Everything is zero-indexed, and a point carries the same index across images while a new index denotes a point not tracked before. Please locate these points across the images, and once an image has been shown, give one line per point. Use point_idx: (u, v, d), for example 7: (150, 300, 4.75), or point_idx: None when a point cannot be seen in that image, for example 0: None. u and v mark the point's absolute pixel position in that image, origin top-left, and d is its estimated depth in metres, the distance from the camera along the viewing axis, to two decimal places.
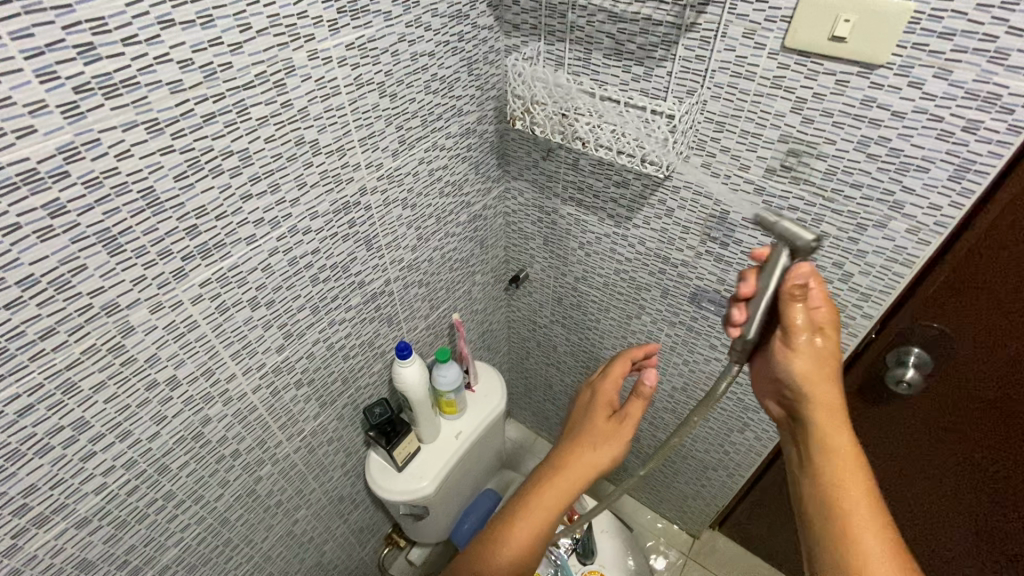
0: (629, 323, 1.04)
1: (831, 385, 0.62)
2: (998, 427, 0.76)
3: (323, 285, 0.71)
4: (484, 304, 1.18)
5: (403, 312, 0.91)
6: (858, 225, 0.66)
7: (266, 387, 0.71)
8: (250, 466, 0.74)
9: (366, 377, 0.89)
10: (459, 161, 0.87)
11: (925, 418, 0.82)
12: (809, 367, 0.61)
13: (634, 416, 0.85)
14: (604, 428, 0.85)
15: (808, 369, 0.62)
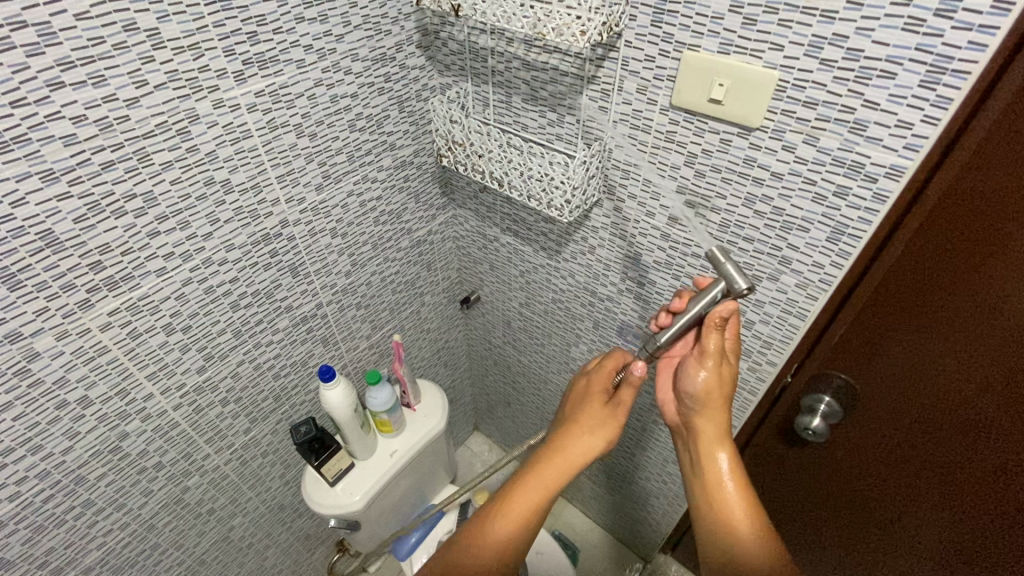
0: (569, 350, 1.05)
1: (722, 418, 0.69)
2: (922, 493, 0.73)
3: (245, 310, 0.76)
4: (436, 323, 1.20)
5: (340, 333, 0.94)
6: (753, 276, 0.67)
7: (189, 404, 0.75)
8: (176, 477, 0.79)
9: (301, 394, 0.93)
10: (396, 191, 0.90)
11: (846, 473, 0.80)
12: (714, 397, 0.68)
13: (626, 405, 0.72)
14: (591, 421, 0.74)
15: (712, 401, 0.68)
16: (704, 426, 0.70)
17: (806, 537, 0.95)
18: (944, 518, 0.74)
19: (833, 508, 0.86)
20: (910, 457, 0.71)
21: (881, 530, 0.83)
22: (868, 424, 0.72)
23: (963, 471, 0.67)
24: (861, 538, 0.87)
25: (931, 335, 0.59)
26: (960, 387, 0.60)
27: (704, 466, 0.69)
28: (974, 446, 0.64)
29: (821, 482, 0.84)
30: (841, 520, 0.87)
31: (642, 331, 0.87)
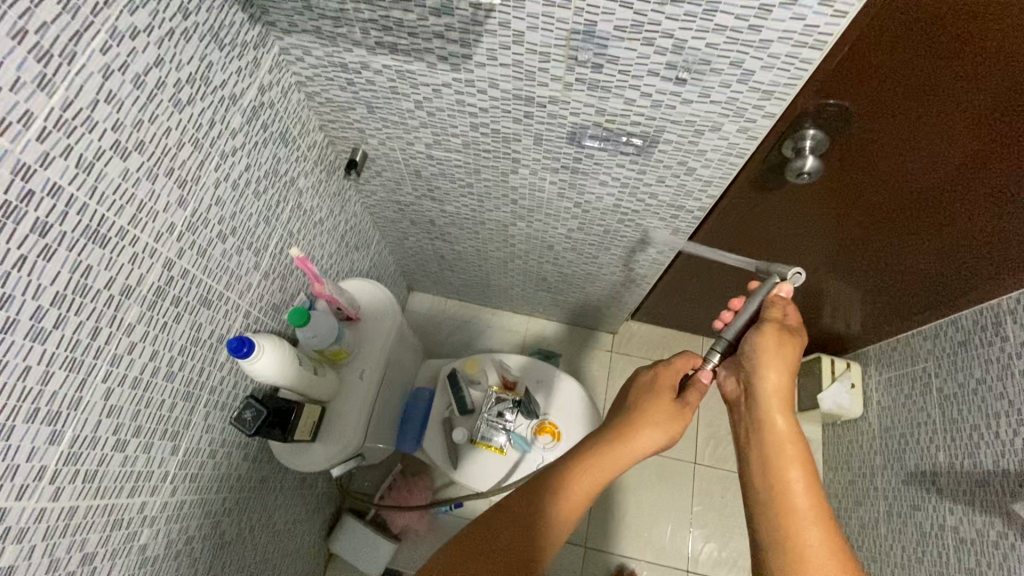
0: (506, 179, 0.86)
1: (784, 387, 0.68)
2: (897, 171, 0.75)
3: (60, 331, 0.46)
4: (326, 207, 0.93)
5: (218, 281, 0.67)
6: (761, 7, 0.49)
7: (73, 479, 0.51)
8: (122, 548, 0.59)
9: (215, 375, 0.69)
10: (181, 40, 0.53)
11: (837, 214, 0.87)
12: (773, 368, 0.67)
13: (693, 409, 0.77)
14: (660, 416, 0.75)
15: (773, 365, 0.67)
16: (768, 384, 0.68)
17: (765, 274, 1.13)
18: (928, 184, 0.76)
19: (796, 245, 0.98)
20: (871, 164, 0.74)
21: (874, 244, 0.94)
22: (863, 166, 0.74)
23: (941, 135, 0.66)
24: (838, 241, 0.95)
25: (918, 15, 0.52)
26: (942, 87, 0.59)
27: (766, 440, 0.67)
28: (952, 126, 0.65)
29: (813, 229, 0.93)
30: (832, 252, 0.99)
31: (601, 129, 0.70)
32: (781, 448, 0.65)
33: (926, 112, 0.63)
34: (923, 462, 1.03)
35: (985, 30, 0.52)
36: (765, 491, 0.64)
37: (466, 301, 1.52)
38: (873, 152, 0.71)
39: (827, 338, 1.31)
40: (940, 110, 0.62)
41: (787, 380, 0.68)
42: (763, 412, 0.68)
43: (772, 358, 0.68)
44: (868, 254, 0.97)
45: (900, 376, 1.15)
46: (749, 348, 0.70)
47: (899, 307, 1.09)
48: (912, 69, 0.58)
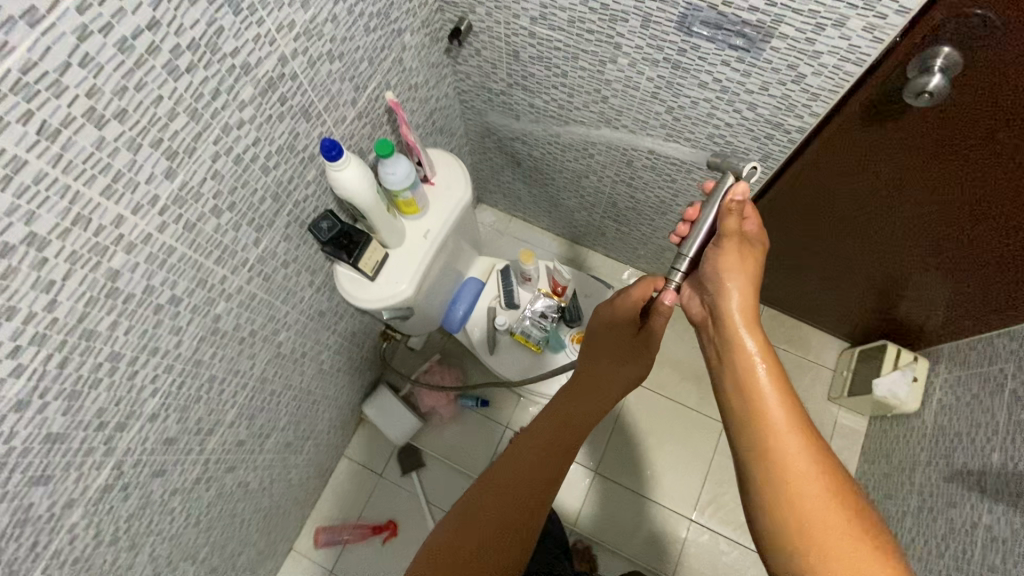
0: (602, 71, 0.86)
1: (749, 302, 0.66)
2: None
3: (190, 77, 0.52)
4: (424, 75, 0.96)
5: (320, 99, 0.72)
6: None
7: (176, 222, 0.58)
8: (201, 308, 0.67)
9: (302, 189, 0.75)
10: None
11: (992, 171, 0.75)
12: (738, 288, 0.66)
13: (660, 332, 0.80)
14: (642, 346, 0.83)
15: (738, 288, 0.66)
16: (731, 301, 0.66)
17: (848, 240, 1.07)
18: None
19: (890, 207, 0.92)
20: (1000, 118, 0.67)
21: (1009, 223, 0.82)
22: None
23: None
24: (935, 215, 0.89)
25: None
26: None
27: (734, 360, 0.64)
28: None
29: (947, 189, 0.82)
30: (960, 224, 0.88)
31: (715, 14, 0.67)
32: (750, 364, 0.62)
33: None
34: (973, 462, 0.97)
35: None
36: (737, 409, 0.62)
37: (531, 222, 1.54)
38: None
39: (901, 327, 1.23)
40: None
41: (748, 301, 0.66)
42: (728, 330, 0.66)
43: (736, 276, 0.66)
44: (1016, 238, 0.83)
45: (972, 375, 1.07)
46: (712, 272, 0.68)
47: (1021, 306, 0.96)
48: None
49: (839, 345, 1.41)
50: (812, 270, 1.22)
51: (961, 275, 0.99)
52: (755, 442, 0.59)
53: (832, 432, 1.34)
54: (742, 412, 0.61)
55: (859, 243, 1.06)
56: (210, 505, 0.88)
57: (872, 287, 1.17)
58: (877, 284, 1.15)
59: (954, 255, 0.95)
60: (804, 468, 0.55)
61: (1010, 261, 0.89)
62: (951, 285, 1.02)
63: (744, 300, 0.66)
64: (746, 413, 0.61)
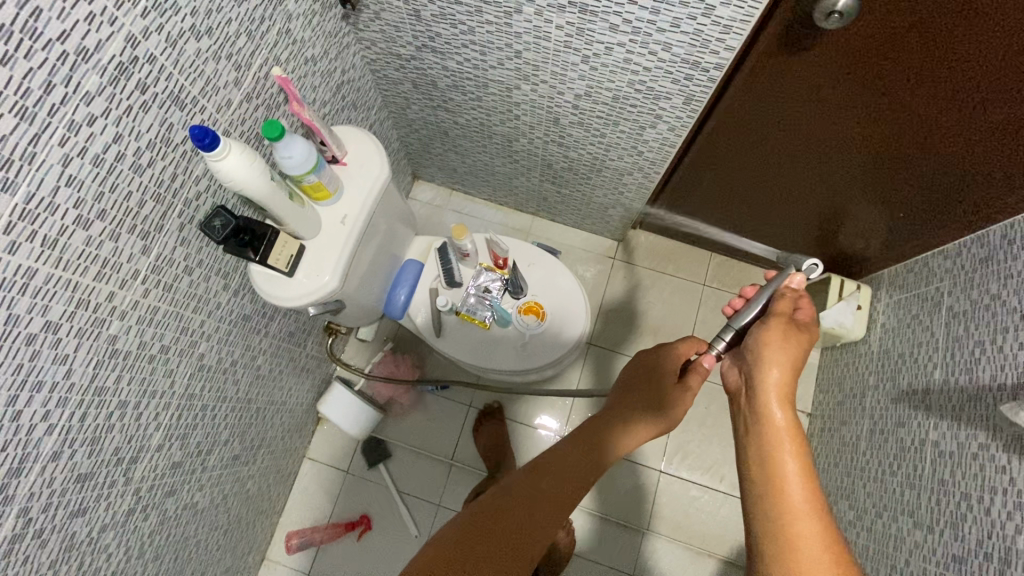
0: (510, 23, 0.80)
1: (788, 385, 0.65)
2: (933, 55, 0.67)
3: (9, 70, 0.45)
4: (321, 46, 0.88)
5: (192, 82, 0.64)
6: None
7: (31, 240, 0.51)
8: (89, 331, 0.61)
9: (191, 185, 0.68)
10: None
11: (918, 87, 0.73)
12: (775, 362, 0.64)
13: (693, 392, 0.85)
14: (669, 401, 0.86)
15: (779, 362, 0.65)
16: (769, 380, 0.65)
17: (783, 177, 1.06)
18: (963, 79, 0.69)
19: (818, 139, 0.91)
20: (908, 38, 0.66)
21: (928, 142, 0.83)
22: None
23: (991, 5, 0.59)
24: (859, 143, 0.88)
25: None
26: None
27: (761, 432, 0.64)
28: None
29: (880, 110, 0.79)
30: (892, 145, 0.86)
31: None
32: (778, 442, 0.62)
33: None
34: (917, 381, 1.00)
35: None
36: (757, 480, 0.61)
37: (472, 194, 1.48)
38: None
39: (842, 258, 1.25)
40: None
41: (787, 383, 0.65)
42: (762, 405, 0.65)
43: (778, 355, 0.65)
44: (948, 147, 0.82)
45: (910, 297, 1.10)
46: (752, 341, 0.67)
47: (950, 218, 0.97)
48: None
49: None
50: (752, 212, 1.22)
51: (892, 199, 0.99)
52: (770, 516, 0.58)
53: None
54: (761, 483, 0.61)
55: (796, 177, 1.04)
56: (154, 533, 0.83)
57: (814, 219, 1.16)
58: (815, 217, 1.15)
59: (882, 180, 0.96)
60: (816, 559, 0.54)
61: (942, 173, 0.88)
62: (882, 210, 1.03)
63: (783, 383, 0.65)
64: (768, 489, 0.60)
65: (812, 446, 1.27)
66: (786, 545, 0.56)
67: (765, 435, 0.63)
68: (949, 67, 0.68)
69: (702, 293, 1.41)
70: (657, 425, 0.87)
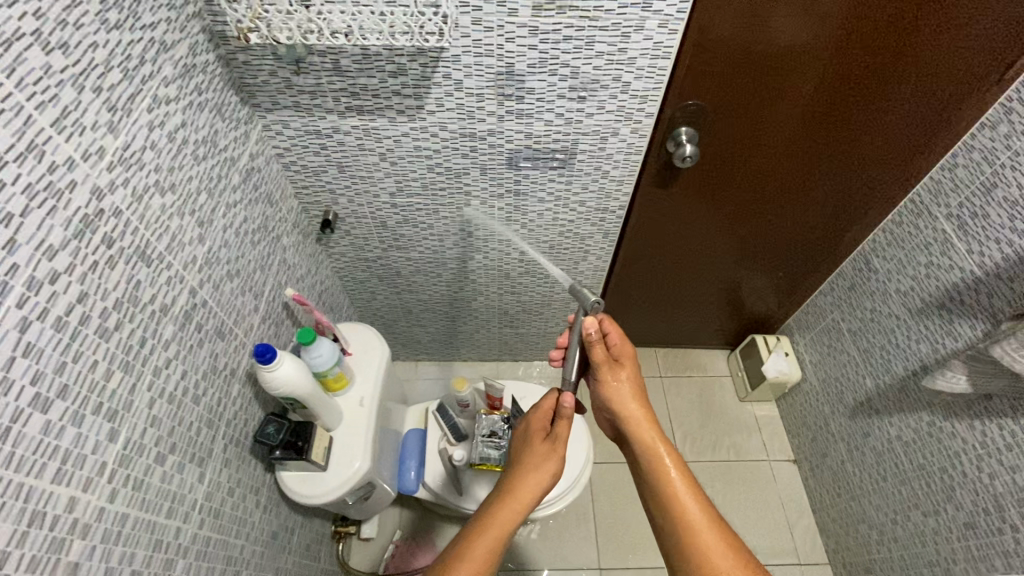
0: (461, 214, 1.03)
1: (640, 409, 0.81)
2: (753, 168, 1.00)
3: (119, 334, 0.54)
4: (306, 266, 1.03)
5: (230, 317, 0.75)
6: (623, 35, 0.71)
7: (125, 484, 0.54)
8: (161, 574, 0.60)
9: (232, 406, 0.75)
10: (196, 110, 0.67)
11: (749, 190, 1.06)
12: (627, 399, 0.81)
13: (564, 440, 0.85)
14: (539, 458, 0.84)
15: (625, 397, 0.81)
16: (629, 411, 0.81)
17: (687, 276, 1.33)
18: (772, 178, 1.03)
19: (700, 241, 1.20)
20: (733, 162, 0.98)
21: (771, 224, 1.15)
22: (767, 121, 0.90)
23: (771, 135, 0.93)
24: (727, 235, 1.19)
25: (737, 37, 0.76)
26: (767, 91, 0.84)
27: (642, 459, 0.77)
28: (777, 128, 0.92)
29: (731, 210, 1.11)
30: (750, 231, 1.18)
31: (531, 150, 0.89)
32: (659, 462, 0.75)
33: (757, 117, 0.89)
34: (858, 394, 1.20)
35: (778, 51, 0.78)
36: (655, 508, 0.73)
37: (435, 360, 1.59)
38: (747, 135, 0.93)
39: (754, 322, 1.52)
40: (766, 115, 0.89)
41: (639, 406, 0.81)
42: (635, 434, 0.80)
43: (622, 392, 0.82)
44: (787, 216, 1.13)
45: (818, 332, 1.36)
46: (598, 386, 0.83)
47: (814, 265, 1.28)
48: (742, 81, 0.82)
49: (724, 353, 1.65)
50: (671, 308, 1.46)
51: (767, 267, 1.29)
52: (672, 529, 0.69)
53: (758, 426, 1.52)
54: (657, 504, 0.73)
55: (696, 272, 1.32)
56: None
57: (722, 298, 1.42)
58: (720, 298, 1.42)
59: (755, 256, 1.26)
60: (720, 556, 0.65)
61: (791, 238, 1.19)
62: (763, 277, 1.33)
63: (637, 411, 0.81)
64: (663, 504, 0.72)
65: (812, 488, 1.39)
66: (692, 553, 0.66)
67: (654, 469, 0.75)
68: (763, 168, 1.00)
69: (662, 383, 1.59)
70: (541, 468, 0.82)
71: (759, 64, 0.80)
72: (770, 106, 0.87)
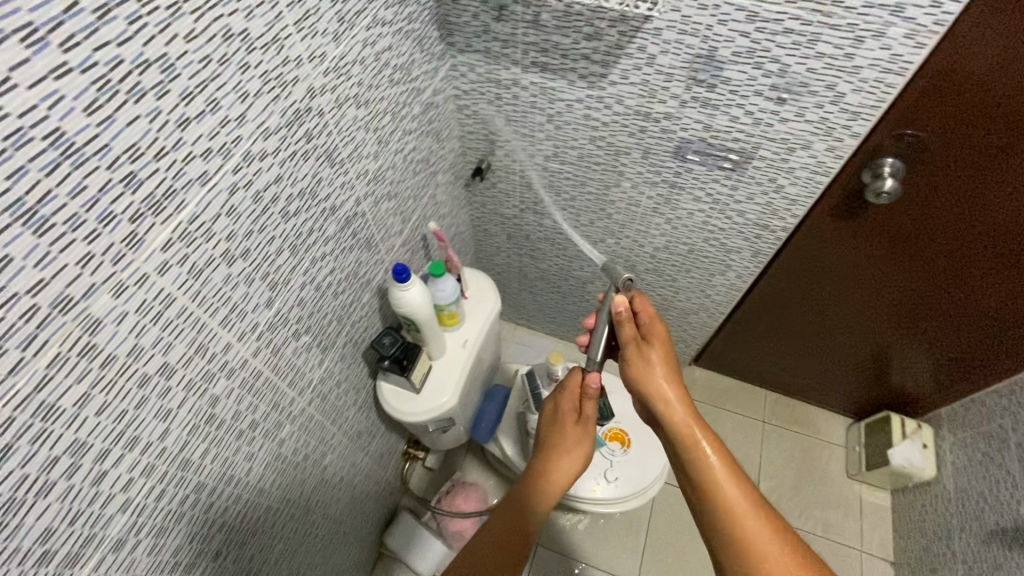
0: (608, 193, 1.01)
1: (673, 387, 0.72)
2: (961, 228, 0.84)
3: (296, 220, 0.61)
4: (449, 206, 1.09)
5: (379, 233, 0.82)
6: (855, 39, 0.63)
7: (267, 347, 0.62)
8: (272, 431, 0.69)
9: (359, 311, 0.82)
10: (402, 38, 0.72)
11: (944, 252, 0.90)
12: (661, 377, 0.72)
13: (593, 420, 0.82)
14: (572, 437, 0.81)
15: (658, 374, 0.72)
16: (660, 390, 0.71)
17: (832, 324, 1.18)
18: (980, 247, 0.86)
19: (861, 291, 1.06)
20: (937, 214, 0.84)
21: (959, 298, 0.97)
22: (1000, 174, 0.74)
23: (999, 196, 0.77)
24: (900, 294, 1.03)
25: (999, 68, 0.62)
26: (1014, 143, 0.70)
27: (674, 436, 0.70)
28: (1009, 192, 0.76)
29: (913, 268, 0.95)
30: (929, 298, 1.01)
31: (705, 144, 0.83)
32: (691, 438, 0.68)
33: (989, 171, 0.74)
34: (1005, 519, 0.99)
35: None
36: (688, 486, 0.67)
37: (535, 329, 1.62)
38: (968, 188, 0.78)
39: (895, 399, 1.32)
40: (1002, 171, 0.73)
41: (673, 384, 0.72)
42: (665, 412, 0.71)
43: (655, 369, 0.72)
44: (986, 293, 0.93)
45: (976, 435, 1.14)
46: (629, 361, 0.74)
47: (1002, 360, 1.05)
48: (985, 122, 0.69)
49: (845, 422, 1.47)
50: (799, 353, 1.32)
51: (935, 344, 1.10)
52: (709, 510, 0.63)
53: (859, 511, 1.34)
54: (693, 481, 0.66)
55: (843, 324, 1.17)
56: None
57: (864, 361, 1.25)
58: (862, 360, 1.25)
59: (923, 327, 1.08)
60: (764, 541, 0.59)
61: (979, 322, 1.00)
62: (926, 353, 1.14)
63: (668, 389, 0.71)
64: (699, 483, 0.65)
65: None
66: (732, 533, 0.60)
67: (685, 449, 0.68)
68: (973, 232, 0.84)
69: (763, 429, 1.46)
70: (576, 449, 0.81)
71: (1010, 104, 0.65)
72: (1010, 155, 0.71)
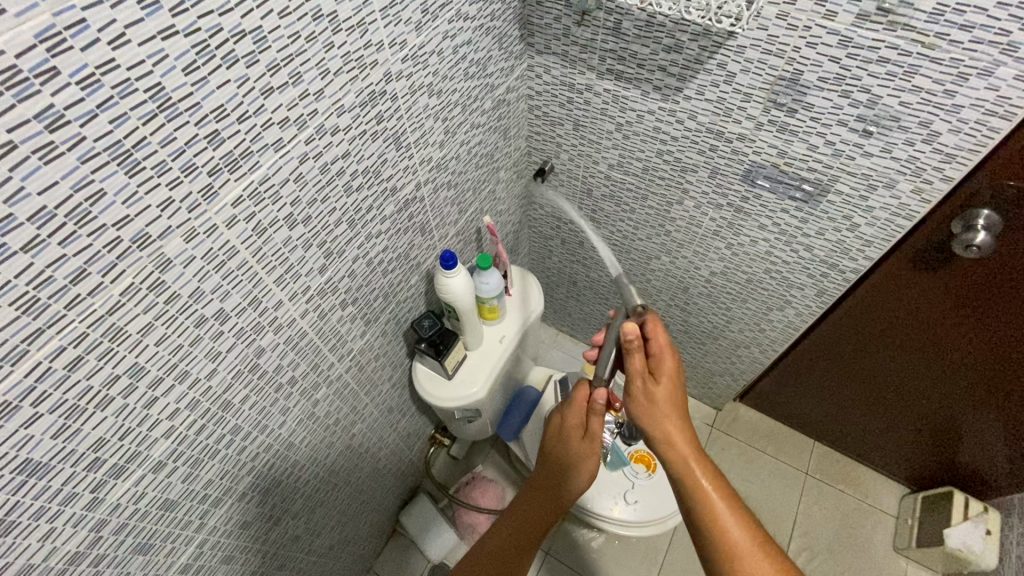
0: (669, 210, 0.99)
1: (676, 418, 0.68)
2: None
3: (357, 195, 0.64)
4: (507, 203, 1.10)
5: (435, 219, 0.84)
6: (959, 75, 0.58)
7: (314, 311, 0.66)
8: (308, 391, 0.73)
9: (406, 291, 0.85)
10: (482, 33, 0.74)
11: None
12: (668, 412, 0.67)
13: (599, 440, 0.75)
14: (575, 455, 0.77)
15: (665, 407, 0.68)
16: (663, 422, 0.68)
17: (898, 382, 1.09)
18: None
19: (936, 351, 0.97)
20: None
21: None
22: None
23: None
24: (982, 360, 0.93)
25: None
26: None
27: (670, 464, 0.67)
28: None
29: (1001, 334, 0.86)
30: (1016, 370, 0.91)
31: (778, 170, 0.80)
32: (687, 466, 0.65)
33: None
34: None
35: None
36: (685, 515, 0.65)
37: (577, 338, 1.60)
38: None
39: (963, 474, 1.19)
40: None
41: (678, 416, 0.68)
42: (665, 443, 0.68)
43: (661, 403, 0.68)
44: None
45: None
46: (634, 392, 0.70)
47: None
48: None
49: (900, 490, 1.35)
50: (857, 407, 1.23)
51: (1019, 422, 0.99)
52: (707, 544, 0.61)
53: None
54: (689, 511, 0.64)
55: (911, 383, 1.07)
56: None
57: (931, 427, 1.14)
58: (929, 426, 1.14)
59: (1006, 401, 0.97)
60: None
61: None
62: (1005, 431, 1.03)
63: (671, 421, 0.68)
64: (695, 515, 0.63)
65: None
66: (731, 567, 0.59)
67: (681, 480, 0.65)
68: None
69: (805, 483, 1.37)
70: (582, 467, 0.77)
71: None
72: None
